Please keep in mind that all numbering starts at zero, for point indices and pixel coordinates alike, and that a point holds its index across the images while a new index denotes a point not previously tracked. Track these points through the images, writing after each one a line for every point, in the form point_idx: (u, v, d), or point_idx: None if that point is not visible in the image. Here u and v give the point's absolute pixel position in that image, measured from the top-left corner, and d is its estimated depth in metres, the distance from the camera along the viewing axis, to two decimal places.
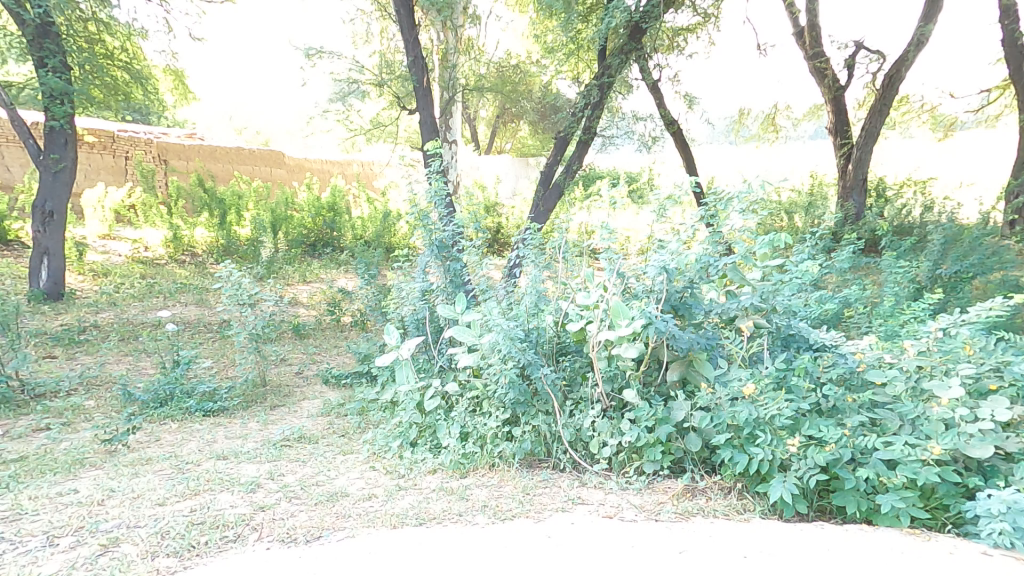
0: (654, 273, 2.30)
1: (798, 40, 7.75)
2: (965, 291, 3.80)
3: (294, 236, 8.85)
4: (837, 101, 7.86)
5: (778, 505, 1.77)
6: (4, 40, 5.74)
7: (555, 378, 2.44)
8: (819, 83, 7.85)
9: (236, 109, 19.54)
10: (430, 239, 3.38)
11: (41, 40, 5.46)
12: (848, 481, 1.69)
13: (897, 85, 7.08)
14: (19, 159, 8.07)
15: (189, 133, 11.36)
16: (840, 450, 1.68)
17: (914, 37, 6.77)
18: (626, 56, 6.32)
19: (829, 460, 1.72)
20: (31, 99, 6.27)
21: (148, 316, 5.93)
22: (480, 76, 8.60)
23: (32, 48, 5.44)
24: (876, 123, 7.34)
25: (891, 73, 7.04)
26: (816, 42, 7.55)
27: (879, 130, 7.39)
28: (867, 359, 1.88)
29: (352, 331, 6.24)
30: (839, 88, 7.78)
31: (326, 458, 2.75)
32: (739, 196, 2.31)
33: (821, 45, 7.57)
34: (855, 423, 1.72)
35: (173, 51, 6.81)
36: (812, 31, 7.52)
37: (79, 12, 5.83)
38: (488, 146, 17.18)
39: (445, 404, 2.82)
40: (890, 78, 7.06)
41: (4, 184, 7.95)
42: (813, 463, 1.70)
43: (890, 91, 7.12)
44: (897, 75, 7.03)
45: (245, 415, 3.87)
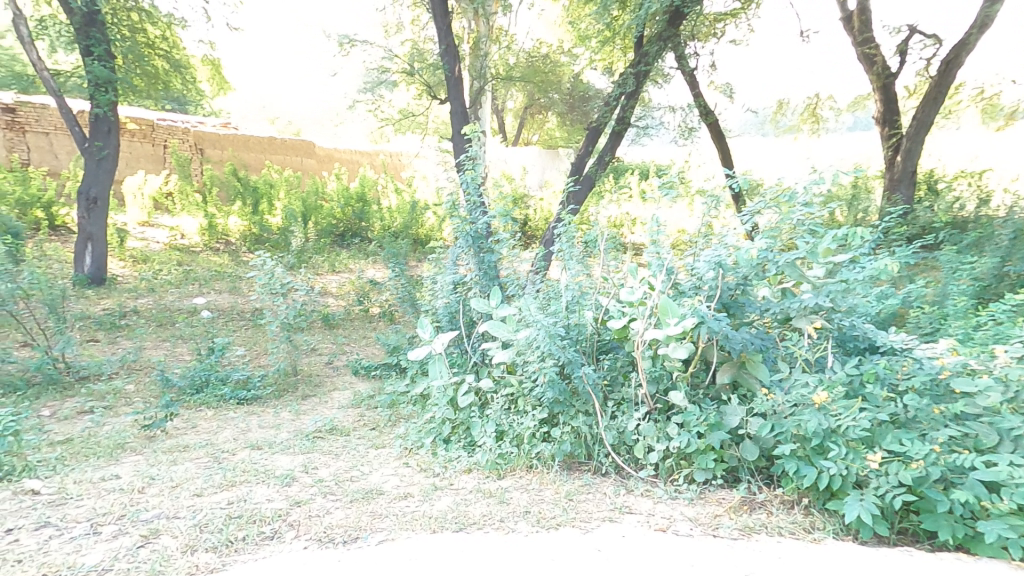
0: (705, 269, 2.21)
1: (846, 25, 7.37)
2: None
3: (324, 227, 8.94)
4: (886, 90, 7.41)
5: (854, 526, 1.64)
6: (53, 29, 5.84)
7: (596, 378, 2.31)
8: (867, 70, 7.44)
9: (269, 102, 19.80)
10: (465, 230, 3.33)
11: (87, 28, 5.54)
12: (936, 503, 1.54)
13: (954, 71, 6.64)
14: (66, 147, 8.28)
15: (225, 123, 11.56)
16: (928, 468, 1.54)
17: (977, 19, 6.36)
18: (663, 44, 6.13)
19: (914, 480, 1.57)
20: (77, 87, 6.37)
21: (184, 302, 6.02)
22: (511, 67, 8.52)
23: (78, 36, 5.52)
24: (930, 112, 6.89)
25: (950, 59, 6.62)
26: (866, 26, 7.16)
27: (932, 121, 6.96)
28: (950, 366, 1.74)
29: (381, 322, 6.27)
30: (889, 76, 7.34)
31: (358, 453, 2.72)
32: (805, 189, 2.19)
33: (871, 31, 7.18)
34: (946, 438, 1.57)
35: (211, 41, 6.90)
36: (862, 15, 7.11)
37: (123, 1, 5.91)
38: (515, 138, 17.09)
39: (479, 401, 2.75)
40: (948, 63, 6.64)
41: (53, 171, 8.17)
42: (897, 482, 1.56)
43: (947, 78, 6.69)
44: (956, 61, 6.59)
45: (277, 403, 3.89)
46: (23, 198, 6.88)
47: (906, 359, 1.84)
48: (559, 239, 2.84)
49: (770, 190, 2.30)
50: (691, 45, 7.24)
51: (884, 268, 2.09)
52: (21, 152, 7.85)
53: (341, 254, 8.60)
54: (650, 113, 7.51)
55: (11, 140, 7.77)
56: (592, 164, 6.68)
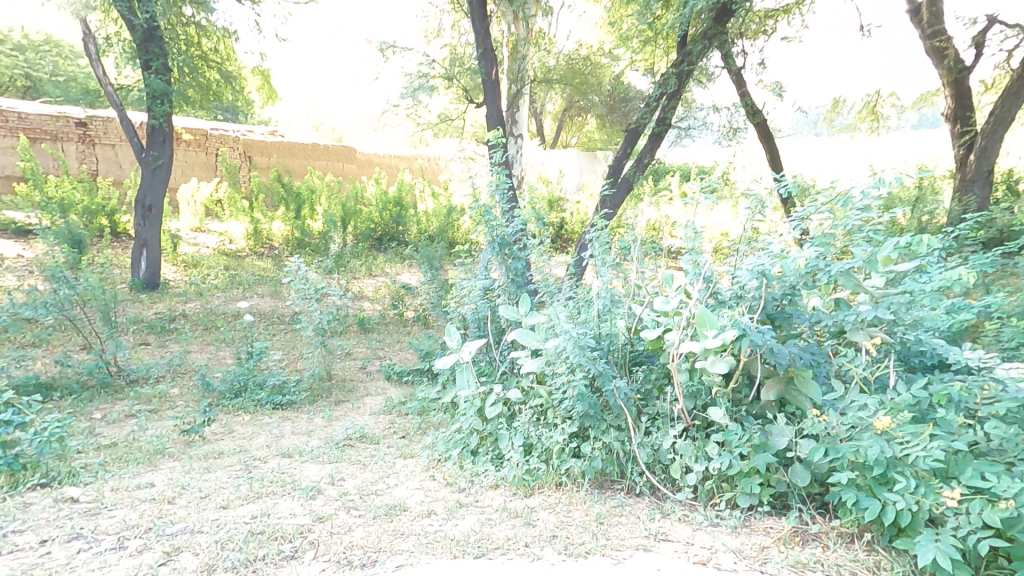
0: (749, 277, 2.05)
1: (912, 17, 6.94)
2: None
3: (362, 230, 9.03)
4: (959, 84, 6.92)
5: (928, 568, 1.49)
6: (121, 46, 6.09)
7: (629, 393, 2.19)
8: (938, 65, 6.97)
9: (313, 109, 20.38)
10: (492, 236, 3.25)
11: (147, 43, 5.78)
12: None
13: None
14: (130, 157, 8.72)
15: (271, 131, 11.92)
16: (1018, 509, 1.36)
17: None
18: (709, 42, 5.89)
19: (1002, 521, 1.40)
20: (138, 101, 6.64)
21: (229, 306, 6.18)
22: (549, 69, 8.43)
23: (139, 51, 5.75)
24: (1011, 107, 6.31)
25: None
26: (936, 18, 6.70)
27: (1013, 115, 6.38)
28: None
29: (415, 327, 6.29)
30: (962, 69, 6.86)
31: (386, 463, 2.70)
32: (863, 193, 1.99)
33: (941, 23, 6.71)
34: None
35: (262, 52, 7.09)
36: (931, 6, 6.69)
37: (181, 16, 6.11)
38: (552, 139, 16.97)
39: (507, 412, 2.67)
40: None
41: (117, 180, 8.62)
42: (980, 522, 1.40)
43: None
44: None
45: (311, 409, 3.91)
46: (92, 207, 7.20)
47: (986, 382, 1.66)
48: (591, 244, 2.73)
49: (823, 192, 2.12)
50: (739, 43, 6.97)
51: (960, 278, 1.89)
52: (90, 163, 8.33)
53: (377, 258, 8.71)
54: (692, 113, 7.28)
55: (83, 152, 8.26)
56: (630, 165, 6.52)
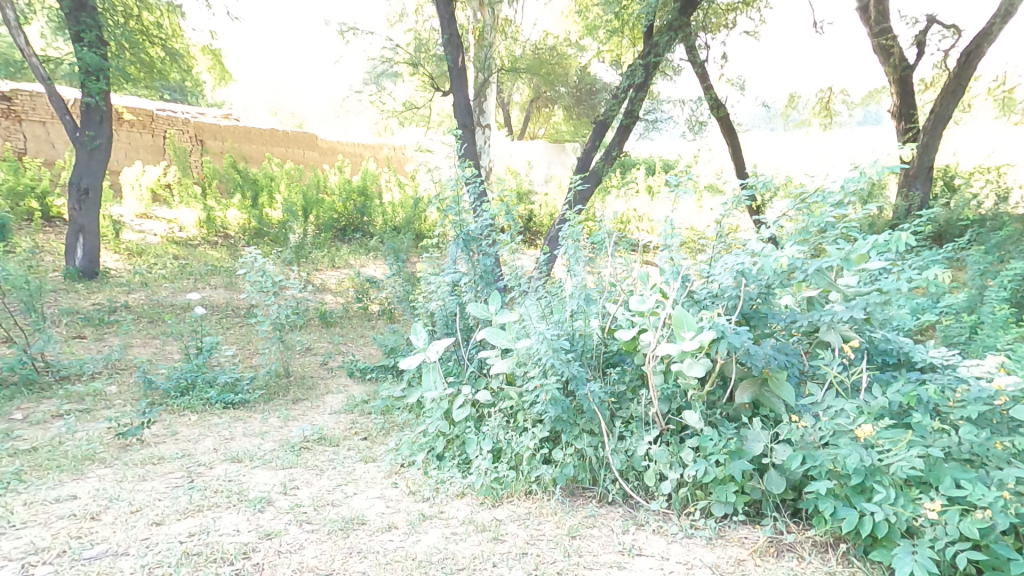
0: (727, 278, 1.95)
1: (862, 16, 7.14)
2: None
3: (325, 221, 8.71)
4: (903, 83, 7.08)
5: None
6: (46, 15, 5.63)
7: (603, 396, 2.10)
8: (884, 63, 7.14)
9: (272, 95, 19.65)
10: (457, 232, 3.12)
11: (77, 13, 5.33)
12: (1007, 558, 1.32)
13: (974, 63, 6.37)
14: (63, 137, 8.14)
15: (227, 114, 11.39)
16: (996, 519, 1.31)
17: (999, 9, 6.09)
18: (675, 33, 5.90)
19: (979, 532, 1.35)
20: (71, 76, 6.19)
21: (177, 298, 5.84)
22: (516, 58, 8.29)
23: (69, 21, 5.31)
24: (949, 105, 6.59)
25: (970, 49, 6.34)
26: (883, 18, 6.91)
27: (950, 113, 6.67)
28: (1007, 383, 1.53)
29: (380, 321, 6.10)
30: (907, 67, 7.01)
31: (344, 469, 2.54)
32: (840, 187, 1.93)
33: (888, 21, 6.90)
34: (1015, 484, 1.34)
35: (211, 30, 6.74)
36: (879, 6, 6.89)
37: None
38: (521, 132, 16.87)
39: (476, 415, 2.56)
40: (969, 54, 6.36)
41: (49, 161, 8.04)
42: (958, 534, 1.34)
43: (967, 70, 6.41)
44: (977, 51, 6.31)
45: (265, 408, 3.68)
46: (19, 188, 6.73)
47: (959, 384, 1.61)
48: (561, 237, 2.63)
49: (800, 189, 2.06)
50: (702, 36, 6.97)
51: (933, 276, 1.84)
52: (18, 141, 7.71)
53: (341, 249, 8.43)
54: (659, 108, 7.29)
55: (8, 129, 7.61)
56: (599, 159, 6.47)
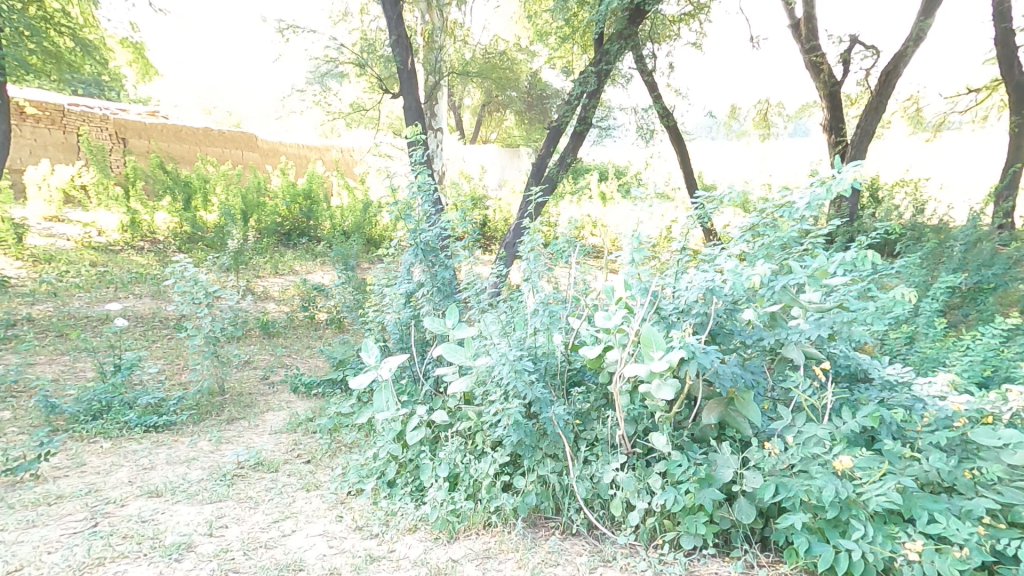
0: (695, 295, 1.92)
1: (794, 32, 7.50)
2: (995, 303, 3.54)
3: (268, 225, 8.26)
4: (833, 98, 7.35)
5: None
6: None
7: (568, 419, 2.00)
8: (815, 79, 7.41)
9: (207, 90, 18.58)
10: (414, 242, 2.95)
11: None
12: None
13: (893, 82, 6.76)
14: None
15: (152, 111, 10.63)
16: (972, 556, 1.29)
17: (911, 32, 6.52)
18: (624, 43, 5.95)
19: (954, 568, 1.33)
20: None
21: (95, 309, 5.32)
22: (466, 61, 8.17)
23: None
24: (873, 121, 6.96)
25: (889, 69, 6.73)
26: (813, 35, 7.28)
27: (874, 129, 7.03)
28: (965, 403, 1.54)
29: (327, 330, 5.78)
30: (835, 84, 7.30)
31: (283, 500, 2.33)
32: (806, 203, 1.91)
33: (817, 39, 7.27)
34: (988, 518, 1.32)
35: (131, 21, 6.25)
36: (808, 24, 7.27)
37: None
38: (473, 135, 16.79)
39: (431, 437, 2.41)
40: (888, 73, 6.75)
41: None
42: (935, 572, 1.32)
43: (887, 88, 6.79)
44: (895, 71, 6.71)
45: (195, 431, 3.35)
46: None
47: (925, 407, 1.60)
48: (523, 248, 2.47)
49: (766, 205, 2.06)
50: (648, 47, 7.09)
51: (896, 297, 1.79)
52: None
53: (285, 255, 8.01)
54: (610, 115, 7.32)
55: None
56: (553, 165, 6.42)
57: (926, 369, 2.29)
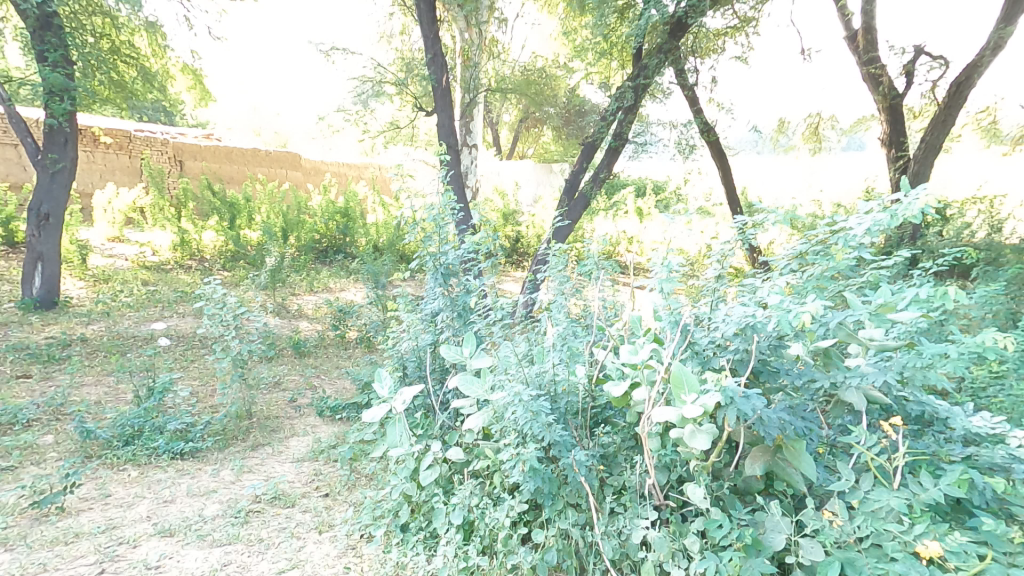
0: (730, 329, 1.68)
1: (850, 44, 7.07)
2: None
3: (306, 243, 8.36)
4: (893, 111, 6.87)
5: None
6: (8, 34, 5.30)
7: (591, 465, 1.81)
8: (873, 91, 6.95)
9: (256, 111, 19.30)
10: (434, 265, 2.91)
11: (42, 32, 5.03)
12: None
13: (965, 94, 6.29)
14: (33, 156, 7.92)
15: (207, 134, 11.05)
16: None
17: (988, 41, 6.03)
18: (664, 56, 5.74)
19: None
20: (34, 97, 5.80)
21: (141, 328, 5.43)
22: (503, 78, 8.11)
23: (32, 40, 5.00)
24: (940, 135, 6.48)
25: (960, 80, 6.26)
26: (872, 46, 6.81)
27: (942, 143, 6.54)
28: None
29: (357, 349, 5.74)
30: (897, 96, 6.82)
31: (292, 547, 2.26)
32: (863, 229, 1.64)
33: (876, 50, 6.79)
34: None
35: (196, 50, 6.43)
36: (868, 34, 6.80)
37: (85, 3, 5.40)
38: (509, 150, 16.81)
39: (446, 476, 2.31)
40: (959, 85, 6.28)
41: (18, 184, 7.83)
42: None
43: (957, 100, 6.33)
44: (966, 83, 6.24)
45: (219, 460, 3.28)
46: None
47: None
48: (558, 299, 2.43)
49: (816, 230, 1.82)
50: (690, 60, 6.85)
51: (987, 344, 1.51)
52: None
53: (321, 273, 8.10)
54: (648, 129, 7.09)
55: None
56: (587, 181, 6.24)
57: (1018, 418, 1.96)
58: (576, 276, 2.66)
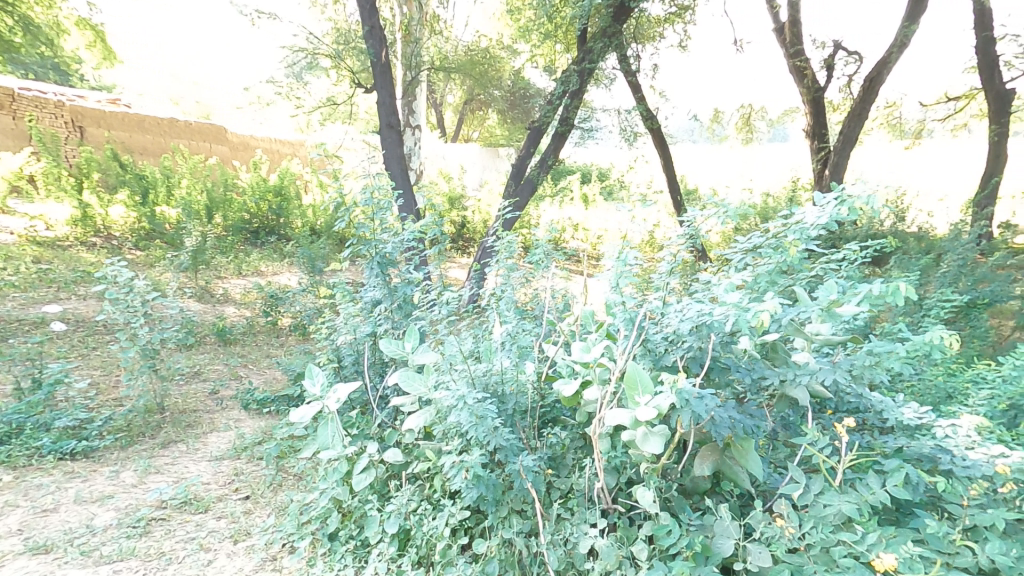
0: (686, 327, 1.60)
1: (778, 36, 7.29)
2: (983, 324, 3.41)
3: (234, 222, 7.76)
4: (816, 104, 7.20)
5: None
6: None
7: (537, 469, 1.71)
8: (798, 84, 7.24)
9: (177, 79, 17.83)
10: (372, 254, 2.70)
11: None
12: None
13: (876, 89, 6.61)
14: None
15: (113, 99, 10.03)
16: None
17: (895, 38, 6.38)
18: (609, 41, 5.65)
19: None
20: None
21: (30, 312, 4.82)
22: (446, 56, 7.81)
23: None
24: (855, 128, 6.79)
25: (872, 76, 6.57)
26: (798, 39, 7.06)
27: (857, 136, 6.86)
28: (1012, 467, 1.29)
29: (290, 338, 5.38)
30: (819, 89, 7.15)
31: (199, 563, 2.05)
32: (817, 222, 1.61)
33: (801, 43, 7.06)
34: None
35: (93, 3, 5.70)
36: (794, 27, 7.04)
37: None
38: (454, 133, 16.44)
39: (384, 480, 2.18)
40: (871, 80, 6.59)
41: None
42: None
43: (870, 95, 6.64)
44: (878, 78, 6.55)
45: (120, 459, 2.94)
46: None
47: (967, 480, 1.34)
48: (504, 286, 2.33)
49: (772, 224, 1.79)
50: (632, 47, 6.84)
51: (934, 341, 1.50)
52: None
53: (251, 255, 7.56)
54: (593, 115, 7.05)
55: None
56: (534, 166, 6.11)
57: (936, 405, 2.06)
58: (524, 264, 2.55)
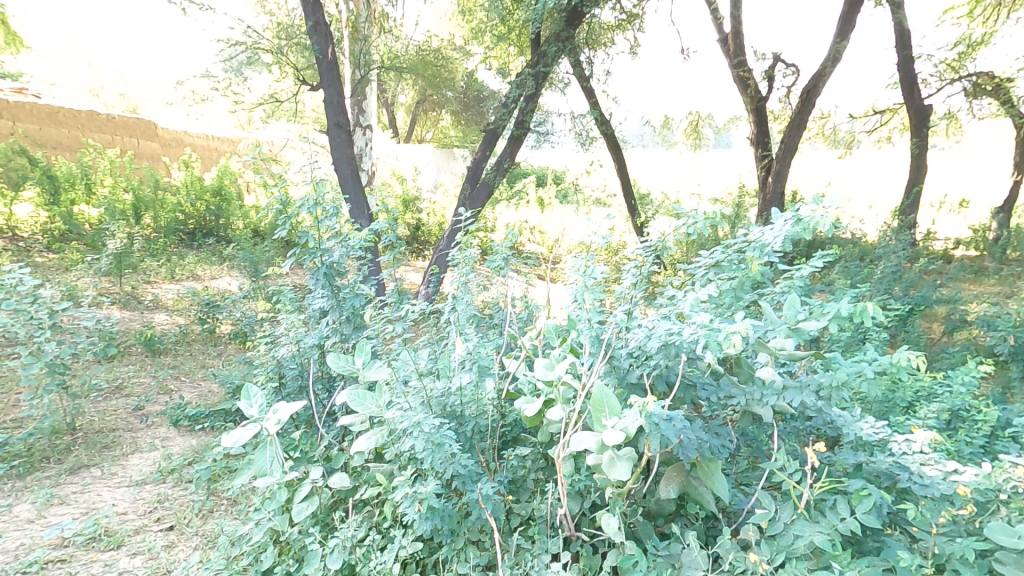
0: (653, 345, 1.52)
1: (722, 47, 7.49)
2: (918, 328, 3.56)
3: (166, 223, 7.25)
4: (758, 113, 7.43)
5: None
6: None
7: (496, 496, 1.60)
8: (742, 93, 7.45)
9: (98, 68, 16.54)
10: (316, 263, 2.48)
11: None
12: None
13: (813, 100, 6.83)
14: None
15: (20, 88, 9.11)
16: None
17: (828, 53, 6.65)
18: (562, 45, 5.60)
19: None
20: None
21: None
22: (396, 55, 7.58)
23: None
24: (795, 137, 7.02)
25: (809, 88, 6.81)
26: (740, 50, 7.27)
27: (797, 145, 7.09)
28: (970, 486, 1.30)
29: (229, 346, 5.03)
30: (761, 99, 7.37)
31: None
32: (777, 239, 1.57)
33: (744, 54, 7.28)
34: None
35: None
36: (736, 39, 7.25)
37: None
38: (407, 133, 16.09)
39: (329, 507, 2.01)
40: (808, 92, 6.81)
41: None
42: None
43: (808, 106, 6.85)
44: (814, 90, 6.79)
45: (17, 491, 2.62)
46: None
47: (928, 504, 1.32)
48: (462, 297, 2.21)
49: (734, 239, 1.75)
50: (584, 52, 6.84)
51: (900, 362, 1.52)
52: None
53: (185, 258, 7.06)
54: (548, 119, 6.99)
55: None
56: (489, 169, 6.00)
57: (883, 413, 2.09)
58: (482, 270, 2.43)
